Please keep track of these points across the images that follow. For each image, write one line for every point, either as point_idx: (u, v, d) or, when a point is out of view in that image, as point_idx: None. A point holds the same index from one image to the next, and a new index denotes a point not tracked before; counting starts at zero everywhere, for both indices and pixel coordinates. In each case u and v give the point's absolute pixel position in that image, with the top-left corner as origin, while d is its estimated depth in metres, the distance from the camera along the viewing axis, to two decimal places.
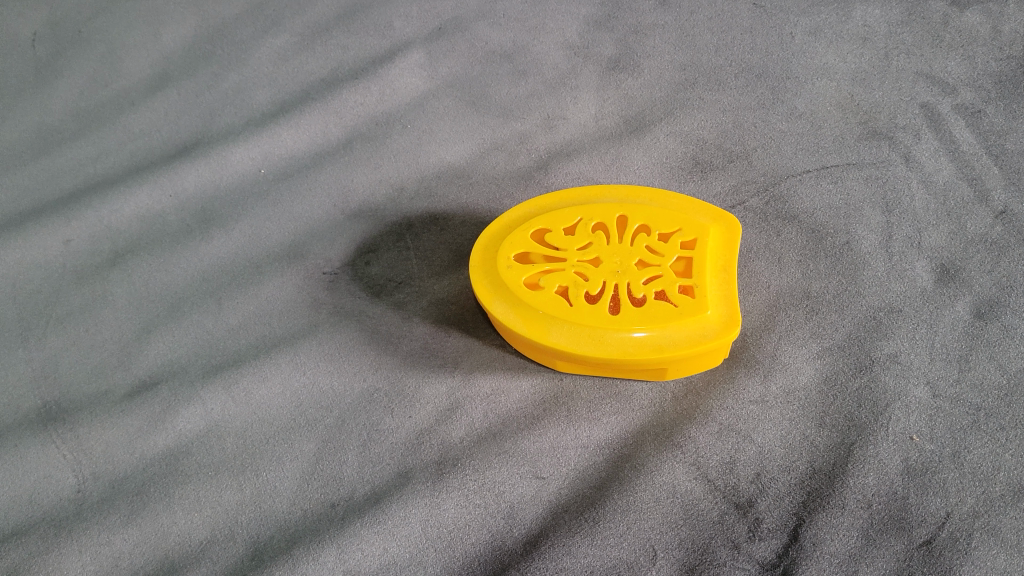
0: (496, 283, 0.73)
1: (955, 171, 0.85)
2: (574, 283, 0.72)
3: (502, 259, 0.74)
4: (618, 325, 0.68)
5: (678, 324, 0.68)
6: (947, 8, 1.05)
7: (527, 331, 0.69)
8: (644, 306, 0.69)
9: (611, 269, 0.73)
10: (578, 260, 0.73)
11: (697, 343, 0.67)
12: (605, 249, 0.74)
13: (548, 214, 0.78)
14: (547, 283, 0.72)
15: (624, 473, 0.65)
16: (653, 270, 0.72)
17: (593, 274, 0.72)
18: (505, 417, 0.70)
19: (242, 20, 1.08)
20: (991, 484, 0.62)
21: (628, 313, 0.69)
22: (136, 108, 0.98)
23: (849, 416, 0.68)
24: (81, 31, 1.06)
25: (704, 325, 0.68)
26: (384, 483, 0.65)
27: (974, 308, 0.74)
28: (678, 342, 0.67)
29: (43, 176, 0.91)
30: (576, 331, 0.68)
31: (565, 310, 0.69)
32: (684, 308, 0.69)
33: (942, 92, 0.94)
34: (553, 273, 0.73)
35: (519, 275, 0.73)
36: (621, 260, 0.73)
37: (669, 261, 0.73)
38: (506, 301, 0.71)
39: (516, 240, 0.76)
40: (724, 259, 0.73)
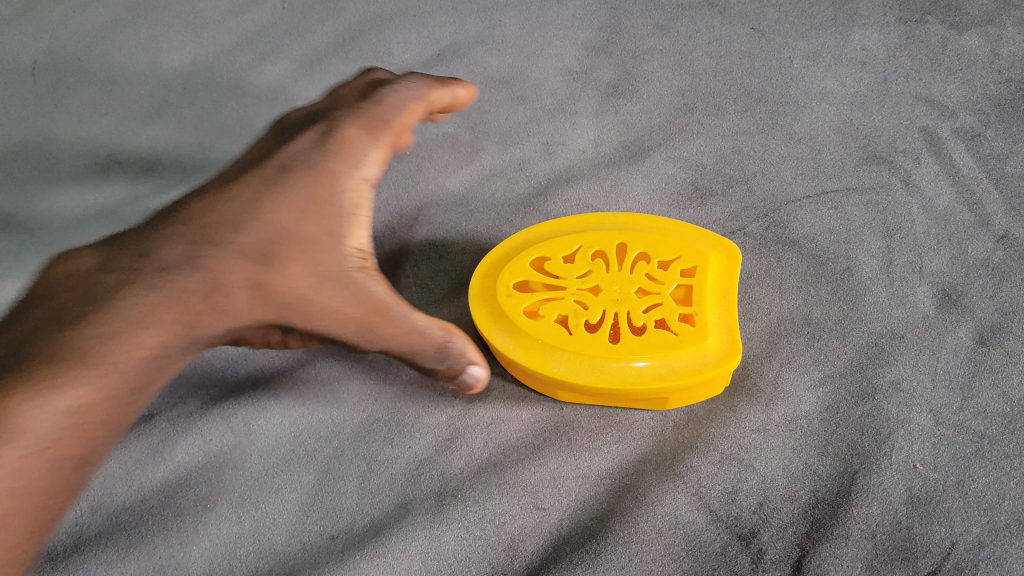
0: (495, 312, 0.73)
1: (956, 196, 0.85)
2: (574, 311, 0.72)
3: (501, 287, 0.74)
4: (619, 355, 0.68)
5: (679, 352, 0.68)
6: (945, 31, 1.04)
7: (527, 361, 0.69)
8: (645, 334, 0.70)
9: (612, 298, 0.74)
10: (577, 288, 0.74)
11: (699, 372, 0.67)
12: (605, 277, 0.75)
13: (547, 241, 0.78)
14: (547, 312, 0.72)
15: (626, 503, 0.66)
16: (653, 298, 0.73)
17: (593, 302, 0.73)
18: (506, 447, 0.70)
19: (242, 46, 1.06)
20: (996, 513, 0.63)
21: (629, 343, 0.69)
22: (135, 136, 0.97)
23: (852, 444, 0.68)
24: (82, 59, 1.04)
25: (706, 353, 0.68)
26: (384, 515, 0.66)
27: (977, 334, 0.74)
28: (680, 370, 0.67)
29: (43, 204, 0.90)
30: (577, 361, 0.68)
31: (564, 340, 0.70)
32: (685, 336, 0.69)
33: (942, 116, 0.94)
34: (554, 301, 0.73)
35: (519, 304, 0.73)
36: (621, 288, 0.74)
37: (669, 289, 0.74)
38: (506, 330, 0.71)
39: (516, 268, 0.76)
40: (725, 286, 0.74)
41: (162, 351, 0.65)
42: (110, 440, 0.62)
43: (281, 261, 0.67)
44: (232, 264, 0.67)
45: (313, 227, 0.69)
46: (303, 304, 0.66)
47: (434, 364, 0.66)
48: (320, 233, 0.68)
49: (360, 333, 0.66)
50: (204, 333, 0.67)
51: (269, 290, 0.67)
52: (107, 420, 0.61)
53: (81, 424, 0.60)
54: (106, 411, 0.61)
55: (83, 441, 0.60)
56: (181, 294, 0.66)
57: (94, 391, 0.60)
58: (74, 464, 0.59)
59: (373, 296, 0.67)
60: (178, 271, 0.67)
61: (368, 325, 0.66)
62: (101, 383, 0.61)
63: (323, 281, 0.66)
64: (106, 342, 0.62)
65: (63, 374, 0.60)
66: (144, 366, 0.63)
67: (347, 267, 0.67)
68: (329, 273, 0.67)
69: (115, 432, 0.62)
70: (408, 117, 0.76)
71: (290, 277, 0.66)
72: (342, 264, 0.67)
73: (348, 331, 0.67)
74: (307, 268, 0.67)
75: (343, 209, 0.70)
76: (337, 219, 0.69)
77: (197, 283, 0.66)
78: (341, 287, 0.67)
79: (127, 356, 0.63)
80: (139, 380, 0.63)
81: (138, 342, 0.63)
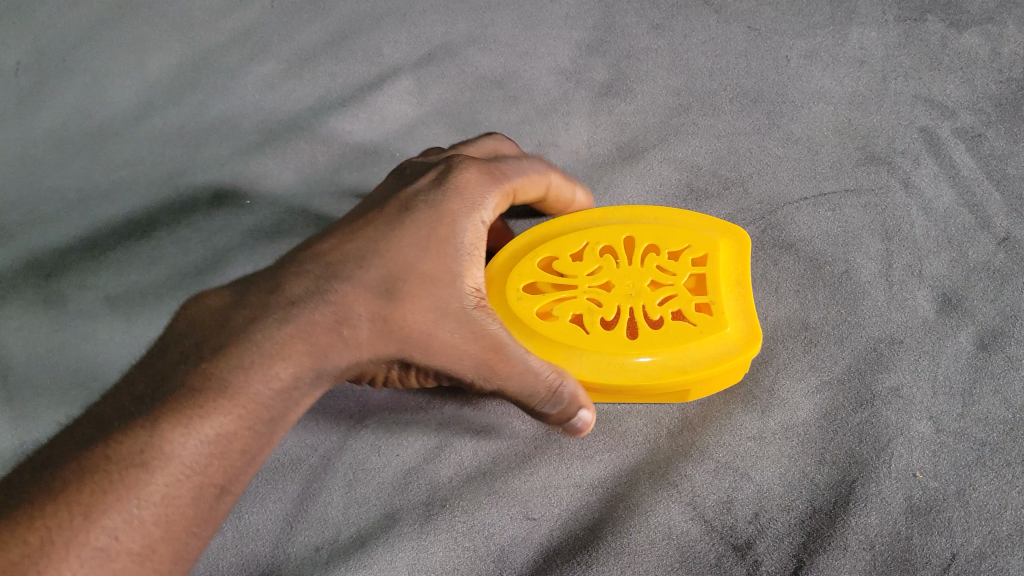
0: (507, 316, 0.72)
1: (956, 198, 0.82)
2: (587, 310, 0.72)
3: (510, 290, 0.74)
4: (637, 351, 0.68)
5: (698, 343, 0.67)
6: (945, 30, 0.97)
7: None
8: (662, 327, 0.69)
9: (625, 293, 0.73)
10: (589, 286, 0.74)
11: (720, 361, 0.66)
12: (616, 272, 0.74)
13: (553, 240, 0.77)
14: (561, 313, 0.72)
15: (620, 513, 0.65)
16: (667, 290, 0.72)
17: (606, 298, 0.73)
18: (496, 456, 0.69)
19: (229, 46, 1.02)
20: (998, 524, 0.62)
21: (647, 338, 0.69)
22: (121, 140, 0.95)
23: (850, 452, 0.67)
24: (66, 59, 1.01)
25: (725, 342, 0.67)
26: (370, 525, 0.65)
27: (978, 339, 0.72)
28: (701, 361, 0.67)
29: (25, 210, 0.89)
30: (596, 361, 0.68)
31: (582, 340, 0.69)
32: (704, 325, 0.68)
33: (942, 115, 0.89)
34: (566, 301, 0.73)
35: (531, 305, 0.72)
36: (634, 282, 0.74)
37: (682, 279, 0.73)
38: (520, 334, 0.71)
39: (524, 270, 0.75)
40: (738, 272, 0.72)
41: (296, 385, 0.59)
42: (252, 465, 0.57)
43: (403, 296, 0.62)
44: (355, 296, 0.62)
45: (434, 262, 0.64)
46: (423, 340, 0.62)
47: (548, 407, 0.64)
48: (438, 268, 0.64)
49: (482, 375, 0.63)
50: (324, 371, 0.60)
51: (392, 325, 0.62)
52: (245, 449, 0.57)
53: (221, 457, 0.55)
54: (243, 439, 0.56)
55: (227, 471, 0.55)
56: (314, 331, 0.60)
57: (233, 424, 0.56)
58: (219, 492, 0.55)
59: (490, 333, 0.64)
60: (303, 305, 0.61)
61: (488, 367, 0.63)
62: (238, 414, 0.56)
63: (444, 320, 0.63)
64: (241, 375, 0.57)
65: (205, 405, 0.55)
66: (280, 399, 0.58)
67: (467, 305, 0.64)
68: (450, 310, 0.63)
69: (258, 458, 0.58)
70: (529, 190, 0.75)
71: (413, 316, 0.62)
72: (462, 301, 0.64)
73: (466, 373, 0.64)
74: (429, 307, 0.63)
75: (461, 248, 0.66)
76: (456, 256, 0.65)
77: (324, 312, 0.60)
78: (461, 324, 0.63)
79: (259, 387, 0.57)
80: (278, 411, 0.58)
81: (271, 374, 0.58)
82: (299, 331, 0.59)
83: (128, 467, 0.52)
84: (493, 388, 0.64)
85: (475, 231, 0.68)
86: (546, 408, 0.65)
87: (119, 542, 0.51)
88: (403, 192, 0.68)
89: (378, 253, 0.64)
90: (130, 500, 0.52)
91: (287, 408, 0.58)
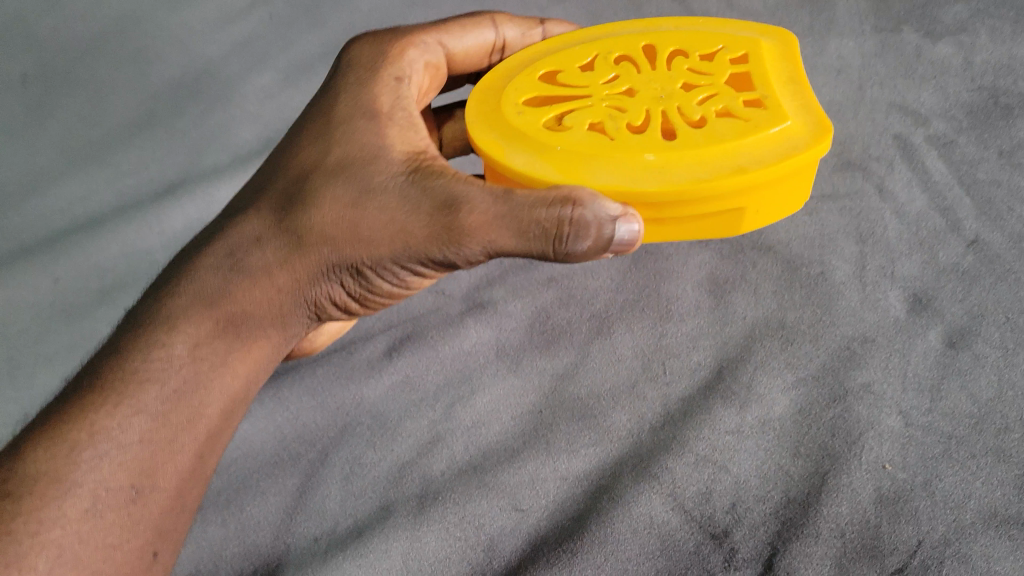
0: (511, 130, 0.67)
1: (928, 202, 0.86)
2: (609, 117, 0.67)
3: (513, 107, 0.69)
4: (682, 151, 0.61)
5: (756, 140, 0.61)
6: (919, 40, 1.00)
7: (565, 175, 0.62)
8: (706, 128, 0.63)
9: (654, 99, 0.68)
10: (608, 96, 0.69)
11: (788, 157, 0.60)
12: (639, 83, 0.70)
13: (564, 62, 0.74)
14: (576, 123, 0.66)
15: (603, 504, 0.68)
16: (705, 92, 0.68)
17: (631, 106, 0.68)
18: (486, 450, 0.72)
19: (230, 57, 1.06)
20: (963, 512, 0.65)
21: (688, 141, 0.62)
22: (124, 149, 0.98)
23: (823, 446, 0.70)
24: (70, 71, 1.03)
25: (786, 139, 0.61)
26: (366, 517, 0.69)
27: (946, 338, 0.76)
28: (766, 159, 0.60)
29: (32, 215, 0.91)
30: (626, 167, 0.62)
31: (606, 148, 0.63)
32: (758, 121, 0.63)
33: (914, 123, 0.92)
34: (583, 112, 0.68)
35: (536, 117, 0.68)
36: (663, 86, 0.69)
37: (721, 83, 0.69)
38: (526, 148, 0.65)
39: (531, 89, 0.71)
40: (788, 72, 0.68)
41: (195, 358, 0.67)
42: (176, 446, 0.64)
43: (309, 200, 0.67)
44: (255, 229, 0.69)
45: (353, 147, 0.68)
46: (350, 228, 0.65)
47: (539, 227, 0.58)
48: (359, 151, 0.67)
49: (438, 237, 0.63)
50: (235, 308, 0.69)
51: (303, 234, 0.67)
52: (154, 439, 0.63)
53: (138, 455, 0.62)
54: (149, 432, 0.63)
55: (136, 464, 0.62)
56: (211, 281, 0.69)
57: (133, 422, 0.63)
58: (134, 491, 0.62)
59: (422, 195, 0.63)
60: (205, 265, 0.70)
61: (435, 225, 0.62)
62: (128, 406, 0.63)
63: (364, 201, 0.65)
64: (136, 361, 0.66)
65: (93, 425, 0.62)
66: (188, 368, 0.66)
67: (388, 176, 0.65)
68: (368, 189, 0.65)
69: (180, 443, 0.65)
70: (467, 45, 0.83)
71: (321, 214, 0.66)
72: (386, 173, 0.65)
73: (423, 241, 0.64)
74: (342, 196, 0.66)
75: (386, 121, 0.70)
76: (378, 132, 0.68)
77: (228, 266, 0.69)
78: (382, 197, 0.64)
79: (148, 388, 0.65)
80: (187, 381, 0.66)
81: (169, 354, 0.66)
82: (192, 292, 0.69)
83: (19, 494, 0.58)
84: (479, 244, 0.62)
85: (393, 97, 0.72)
86: (558, 244, 0.58)
87: (62, 557, 0.57)
88: (348, 47, 0.79)
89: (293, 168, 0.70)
90: (58, 522, 0.58)
91: (197, 375, 0.66)
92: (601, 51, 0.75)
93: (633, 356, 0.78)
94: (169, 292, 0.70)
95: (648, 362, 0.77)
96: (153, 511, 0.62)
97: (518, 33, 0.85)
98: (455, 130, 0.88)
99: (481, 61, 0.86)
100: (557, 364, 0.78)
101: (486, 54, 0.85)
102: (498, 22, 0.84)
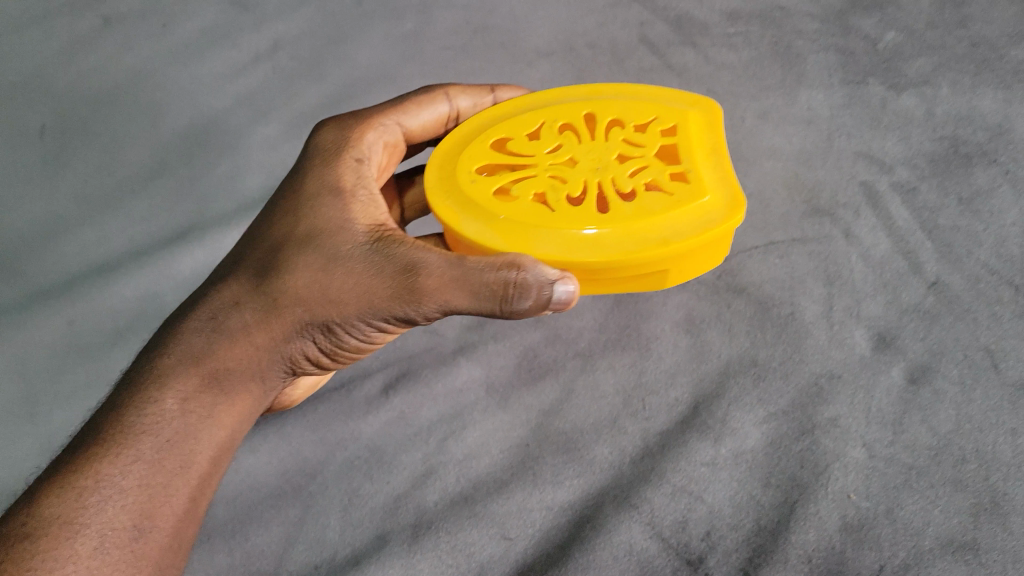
0: (462, 202, 0.73)
1: (892, 246, 0.91)
2: (551, 189, 0.73)
3: (465, 177, 0.75)
4: (611, 223, 0.68)
5: (678, 213, 0.68)
6: (884, 92, 1.07)
7: (508, 245, 0.69)
8: (637, 201, 0.70)
9: (592, 170, 0.75)
10: (551, 166, 0.76)
11: (705, 230, 0.67)
12: (578, 152, 0.77)
13: (511, 129, 0.81)
14: (521, 193, 0.73)
15: (586, 533, 0.73)
16: (637, 163, 0.74)
17: (571, 178, 0.74)
18: (476, 482, 0.77)
19: (235, 109, 1.12)
20: (921, 539, 0.70)
21: (619, 213, 0.69)
22: (136, 197, 1.04)
23: (792, 477, 0.75)
24: (87, 122, 1.11)
25: (706, 212, 0.68)
26: (364, 546, 0.73)
27: (908, 374, 0.81)
28: (686, 232, 0.67)
29: (48, 260, 0.97)
30: (562, 238, 0.68)
31: (546, 219, 0.70)
32: (682, 194, 0.69)
33: (879, 171, 0.98)
34: (528, 182, 0.74)
35: (486, 187, 0.74)
36: (600, 157, 0.76)
37: (652, 153, 0.75)
38: (476, 218, 0.72)
39: (481, 158, 0.78)
40: (712, 143, 0.75)
41: (185, 408, 0.70)
42: (171, 490, 0.68)
43: (283, 267, 0.73)
44: (234, 293, 0.75)
45: (322, 217, 0.74)
46: (320, 291, 0.71)
47: (487, 289, 0.65)
48: (327, 222, 0.74)
49: (401, 297, 0.69)
50: (217, 364, 0.73)
51: (279, 297, 0.72)
52: (149, 483, 0.67)
53: (134, 499, 0.66)
54: (143, 477, 0.67)
55: (137, 506, 0.65)
56: (196, 341, 0.73)
57: (128, 468, 0.66)
58: (136, 531, 0.65)
59: (386, 262, 0.69)
60: (189, 327, 0.74)
61: (397, 287, 0.69)
62: (128, 453, 0.67)
63: (332, 266, 0.71)
64: (133, 414, 0.69)
65: (92, 471, 0.66)
66: (178, 419, 0.70)
67: (355, 245, 0.71)
68: (337, 256, 0.71)
69: (174, 487, 0.68)
70: (424, 120, 0.89)
71: (294, 279, 0.72)
72: (352, 243, 0.72)
73: (387, 302, 0.70)
74: (312, 262, 0.72)
75: (353, 194, 0.76)
76: (345, 203, 0.75)
77: (210, 327, 0.74)
78: (349, 263, 0.71)
79: (141, 437, 0.68)
80: (178, 430, 0.69)
81: (161, 408, 0.70)
82: (179, 351, 0.73)
83: (36, 536, 0.62)
84: (435, 303, 0.68)
85: (356, 174, 0.79)
86: (505, 305, 0.65)
87: None
88: (315, 134, 0.85)
89: (272, 237, 0.76)
90: (67, 561, 0.61)
91: (187, 425, 0.70)
92: (547, 118, 0.81)
93: (615, 392, 0.83)
94: (160, 350, 0.74)
95: (628, 399, 0.82)
96: (151, 552, 0.65)
97: (471, 103, 0.90)
98: (416, 195, 0.95)
99: (439, 131, 0.91)
100: (544, 400, 0.83)
101: (443, 125, 0.90)
102: (450, 95, 0.89)
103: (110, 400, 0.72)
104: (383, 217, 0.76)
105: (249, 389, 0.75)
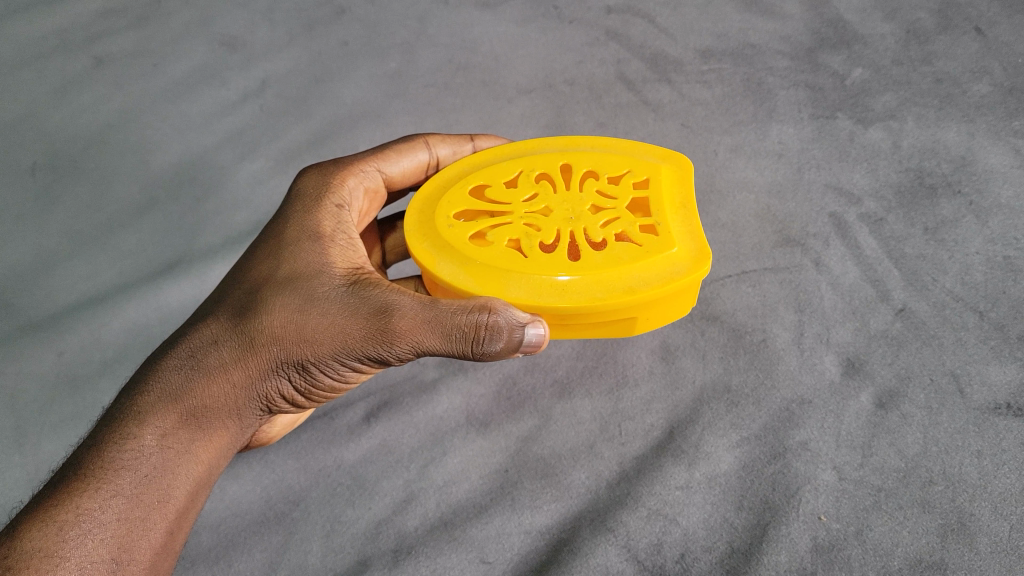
0: (439, 245, 0.77)
1: (861, 274, 0.94)
2: (526, 235, 0.77)
3: (443, 221, 0.79)
4: (580, 271, 0.72)
5: (646, 264, 0.72)
6: (852, 126, 1.10)
7: (482, 289, 0.72)
8: (606, 251, 0.74)
9: (565, 218, 0.78)
10: (526, 213, 0.79)
11: (669, 281, 0.71)
12: (553, 200, 0.80)
13: (489, 175, 0.84)
14: (496, 239, 0.77)
15: (563, 556, 0.74)
16: (609, 213, 0.78)
17: (545, 225, 0.78)
18: (456, 507, 0.79)
19: (223, 146, 1.15)
20: (891, 559, 0.71)
21: (589, 262, 0.73)
22: (124, 232, 1.06)
23: (764, 499, 0.77)
24: (78, 160, 1.13)
25: (672, 263, 0.72)
26: (344, 571, 0.75)
27: (876, 399, 0.83)
28: (652, 282, 0.71)
29: (38, 294, 0.99)
30: (534, 283, 0.72)
31: (518, 265, 0.73)
32: (650, 246, 0.73)
33: (848, 203, 1.01)
34: (504, 228, 0.78)
35: (463, 232, 0.77)
36: (574, 206, 0.80)
37: (624, 205, 0.79)
38: (452, 261, 0.75)
39: (459, 203, 0.81)
40: (682, 196, 0.79)
41: (164, 445, 0.72)
42: (148, 524, 0.69)
43: (261, 307, 0.74)
44: (212, 332, 0.76)
45: (301, 261, 0.76)
46: (297, 331, 0.73)
47: (459, 331, 0.68)
48: (306, 265, 0.76)
49: (375, 338, 0.71)
50: (196, 402, 0.74)
51: (256, 336, 0.74)
52: (127, 518, 0.68)
53: (113, 533, 0.67)
54: (122, 511, 0.68)
55: (115, 540, 0.67)
56: (174, 379, 0.74)
57: (107, 503, 0.68)
58: (115, 564, 0.67)
59: (361, 304, 0.71)
60: (168, 364, 0.75)
61: (372, 327, 0.71)
62: (107, 488, 0.69)
63: (309, 306, 0.73)
64: (112, 450, 0.71)
65: (71, 506, 0.67)
66: (156, 455, 0.71)
67: (332, 288, 0.73)
68: (314, 297, 0.73)
69: (152, 521, 0.70)
70: (403, 167, 0.92)
71: (271, 319, 0.73)
72: (329, 285, 0.74)
73: (362, 343, 0.72)
74: (289, 303, 0.73)
75: (331, 240, 0.79)
76: (324, 247, 0.77)
77: (189, 365, 0.75)
78: (327, 304, 0.73)
79: (120, 473, 0.70)
80: (157, 466, 0.71)
81: (140, 444, 0.71)
82: (158, 389, 0.74)
83: (17, 569, 0.63)
84: (408, 344, 0.70)
85: (335, 221, 0.81)
86: (476, 347, 0.68)
87: None
88: (296, 179, 0.87)
89: (253, 277, 0.78)
90: None
91: (164, 461, 0.71)
92: (525, 166, 0.85)
93: (591, 419, 0.85)
94: (139, 386, 0.75)
95: (605, 425, 0.84)
96: None
97: (450, 152, 0.94)
98: (397, 240, 0.99)
99: (418, 178, 0.94)
100: (522, 427, 0.85)
101: (421, 172, 0.94)
102: (431, 144, 0.93)
103: (90, 435, 0.73)
104: (359, 263, 0.78)
105: (227, 425, 0.77)
